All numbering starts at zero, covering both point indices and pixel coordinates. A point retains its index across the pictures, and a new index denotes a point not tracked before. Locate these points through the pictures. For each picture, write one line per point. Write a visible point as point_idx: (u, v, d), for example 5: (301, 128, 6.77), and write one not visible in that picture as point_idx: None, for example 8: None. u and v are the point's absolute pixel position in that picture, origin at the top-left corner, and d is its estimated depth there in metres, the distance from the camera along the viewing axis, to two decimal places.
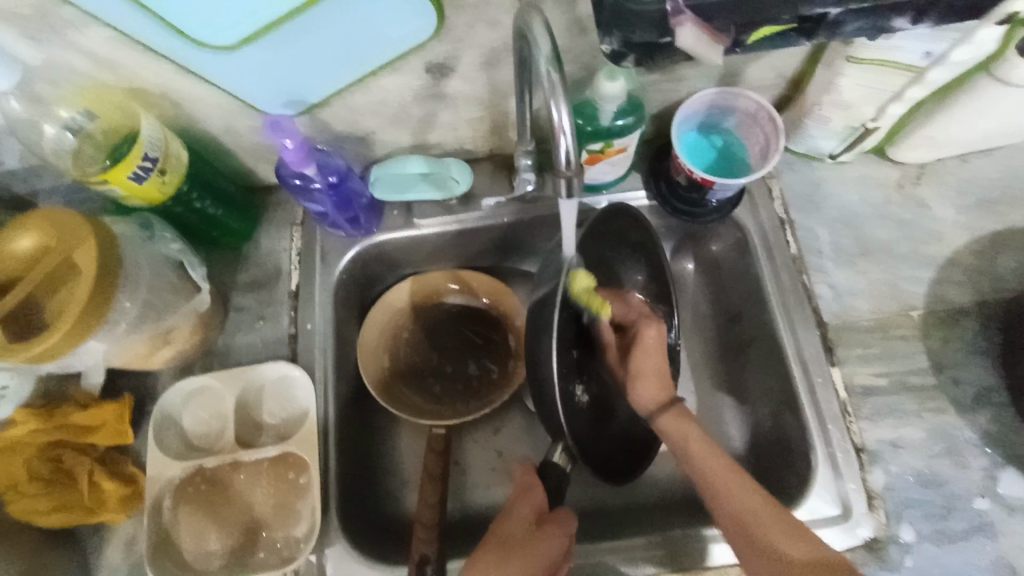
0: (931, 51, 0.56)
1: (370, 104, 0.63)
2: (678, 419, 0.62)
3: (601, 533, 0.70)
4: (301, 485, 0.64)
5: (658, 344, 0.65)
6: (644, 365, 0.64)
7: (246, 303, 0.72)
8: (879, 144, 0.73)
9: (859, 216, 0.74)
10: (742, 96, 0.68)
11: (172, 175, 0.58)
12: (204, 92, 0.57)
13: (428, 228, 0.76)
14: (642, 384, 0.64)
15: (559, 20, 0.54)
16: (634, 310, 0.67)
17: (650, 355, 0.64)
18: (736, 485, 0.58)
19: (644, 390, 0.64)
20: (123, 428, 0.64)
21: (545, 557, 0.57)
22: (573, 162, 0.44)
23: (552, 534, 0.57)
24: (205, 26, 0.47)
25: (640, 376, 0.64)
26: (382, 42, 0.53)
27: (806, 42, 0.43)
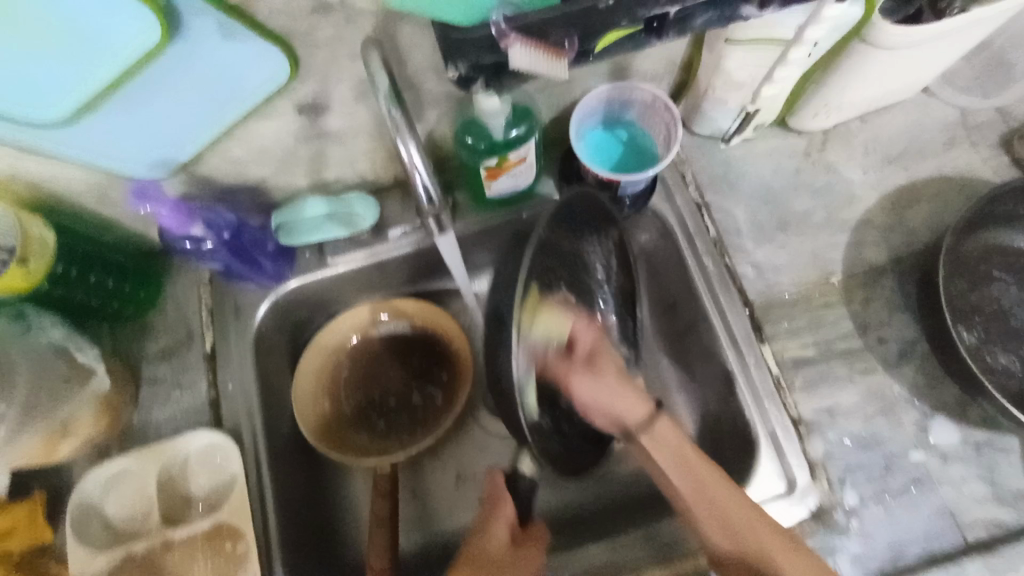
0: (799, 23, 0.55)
1: (251, 153, 0.59)
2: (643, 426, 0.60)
3: (583, 538, 0.69)
4: (239, 556, 0.61)
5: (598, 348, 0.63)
6: (609, 397, 0.61)
7: (158, 374, 0.68)
8: (780, 116, 0.73)
9: (772, 188, 0.74)
10: (635, 89, 0.67)
11: (38, 262, 0.54)
12: (60, 168, 0.53)
13: (344, 265, 0.73)
14: (618, 403, 0.61)
15: (424, 43, 0.51)
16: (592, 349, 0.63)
17: (584, 374, 0.61)
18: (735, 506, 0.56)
19: (622, 404, 0.60)
20: (41, 528, 0.60)
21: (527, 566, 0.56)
22: (435, 196, 0.50)
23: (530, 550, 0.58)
24: (28, 106, 0.43)
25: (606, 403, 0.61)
26: (234, 91, 0.49)
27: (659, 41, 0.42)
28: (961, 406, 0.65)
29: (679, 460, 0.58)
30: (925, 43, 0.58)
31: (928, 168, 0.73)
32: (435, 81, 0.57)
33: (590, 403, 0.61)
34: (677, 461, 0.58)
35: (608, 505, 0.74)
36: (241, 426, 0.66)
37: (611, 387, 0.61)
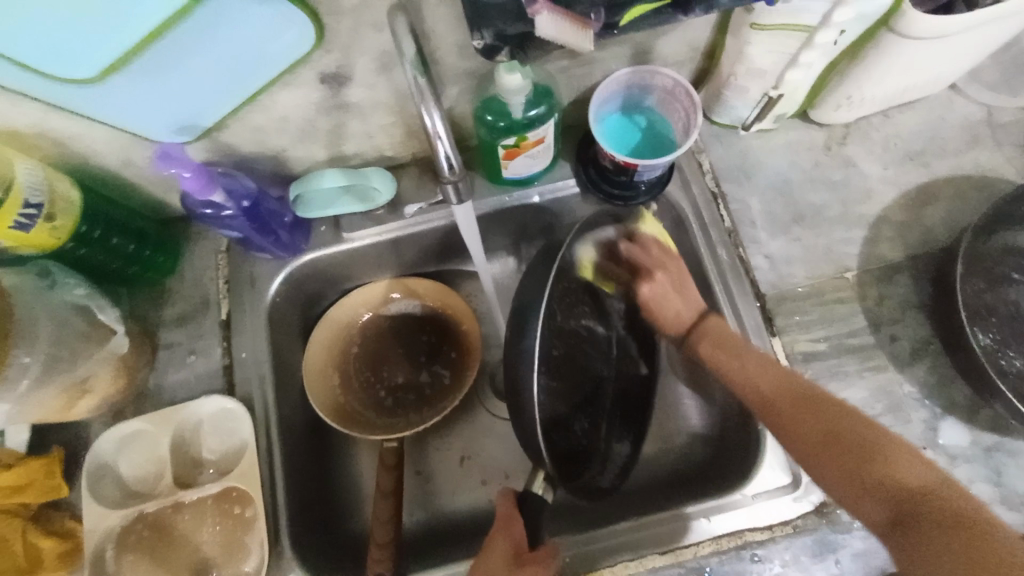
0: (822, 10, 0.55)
1: (272, 123, 0.60)
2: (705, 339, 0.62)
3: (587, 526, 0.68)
4: (247, 519, 0.62)
5: (660, 292, 0.65)
6: (663, 306, 0.65)
7: (174, 339, 0.69)
8: (801, 108, 0.72)
9: (789, 181, 0.73)
10: (657, 74, 0.66)
11: (64, 218, 0.55)
12: (87, 128, 0.54)
13: (359, 241, 0.74)
14: (667, 302, 0.65)
15: (447, 18, 0.52)
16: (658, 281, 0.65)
17: (670, 294, 0.65)
18: (813, 414, 0.53)
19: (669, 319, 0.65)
20: (56, 483, 0.62)
21: None
22: (455, 167, 0.49)
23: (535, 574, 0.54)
24: (62, 62, 0.44)
25: (659, 313, 0.66)
26: (260, 57, 0.50)
27: (685, 18, 0.41)
28: (972, 408, 0.65)
29: (728, 350, 0.60)
30: (956, 33, 0.57)
31: (949, 167, 0.73)
32: (457, 57, 0.57)
33: (654, 296, 0.65)
34: (748, 356, 0.59)
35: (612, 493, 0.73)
36: (252, 394, 0.67)
37: (674, 303, 0.65)
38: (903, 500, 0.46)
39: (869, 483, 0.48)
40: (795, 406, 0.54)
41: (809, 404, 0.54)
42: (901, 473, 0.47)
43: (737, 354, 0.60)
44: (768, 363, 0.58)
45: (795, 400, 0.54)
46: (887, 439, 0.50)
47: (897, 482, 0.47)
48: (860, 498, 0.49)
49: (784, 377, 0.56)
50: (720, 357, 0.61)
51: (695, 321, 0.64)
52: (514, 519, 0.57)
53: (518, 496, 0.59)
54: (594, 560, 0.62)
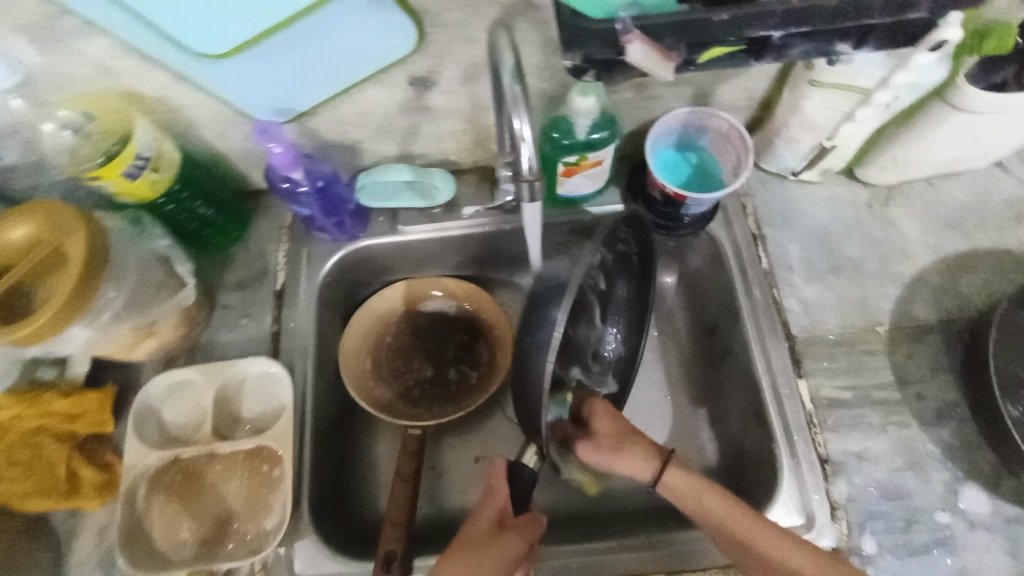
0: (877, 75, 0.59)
1: (357, 116, 0.66)
2: (692, 496, 0.61)
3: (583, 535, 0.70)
4: (274, 478, 0.65)
5: (607, 421, 0.66)
6: (622, 457, 0.64)
7: (231, 301, 0.74)
8: (847, 165, 0.76)
9: (830, 233, 0.76)
10: (714, 116, 0.71)
11: (164, 174, 0.61)
12: (199, 99, 0.60)
13: (413, 235, 0.78)
14: (622, 463, 0.64)
15: (533, 40, 0.57)
16: (602, 418, 0.66)
17: (604, 418, 0.66)
18: (757, 529, 0.56)
19: (631, 468, 0.64)
20: (104, 417, 0.65)
21: (502, 559, 0.55)
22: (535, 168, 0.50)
23: (510, 537, 0.57)
24: (198, 37, 0.49)
25: (614, 464, 0.65)
26: (363, 54, 0.56)
27: (756, 63, 0.44)
28: (996, 477, 0.65)
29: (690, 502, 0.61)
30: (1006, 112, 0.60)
31: (989, 239, 0.74)
32: (535, 77, 0.62)
33: (610, 459, 0.64)
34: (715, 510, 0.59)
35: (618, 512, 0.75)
36: (294, 362, 0.71)
37: (631, 453, 0.64)
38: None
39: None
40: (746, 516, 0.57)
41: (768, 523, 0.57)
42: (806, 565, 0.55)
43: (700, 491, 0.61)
44: (731, 508, 0.58)
45: (731, 517, 0.58)
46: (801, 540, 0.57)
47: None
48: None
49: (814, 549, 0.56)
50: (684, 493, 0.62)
51: (659, 470, 0.63)
52: (498, 488, 0.61)
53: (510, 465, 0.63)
54: (596, 569, 0.63)
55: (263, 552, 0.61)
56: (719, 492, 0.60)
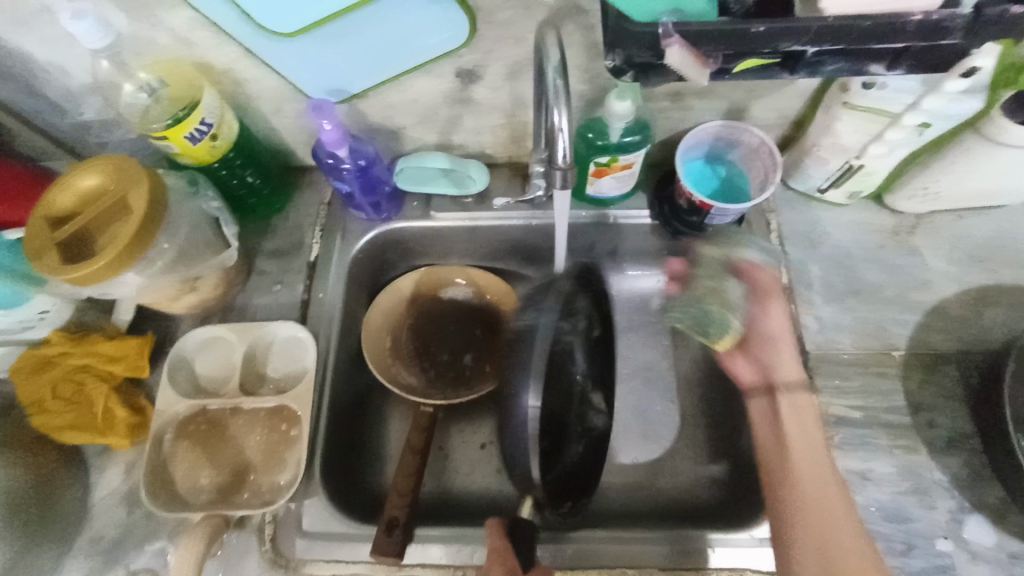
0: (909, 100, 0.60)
1: (403, 102, 0.69)
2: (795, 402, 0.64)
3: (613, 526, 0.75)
4: (291, 437, 0.68)
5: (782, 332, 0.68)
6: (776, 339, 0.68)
7: (267, 268, 0.78)
8: (876, 190, 0.76)
9: (853, 256, 0.76)
10: (746, 131, 0.72)
11: (223, 141, 0.65)
12: (262, 75, 0.64)
13: (443, 221, 0.81)
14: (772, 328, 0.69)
15: (577, 42, 0.60)
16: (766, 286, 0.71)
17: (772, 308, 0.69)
18: (845, 517, 0.57)
19: (783, 365, 0.66)
20: (140, 362, 0.70)
21: None
22: (568, 159, 0.53)
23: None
24: (270, 16, 0.54)
25: (770, 346, 0.68)
26: (417, 45, 0.59)
27: (789, 76, 0.47)
28: (1003, 512, 0.64)
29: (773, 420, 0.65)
30: None
31: (1016, 276, 0.74)
32: (574, 78, 0.65)
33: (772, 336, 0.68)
34: (799, 465, 0.61)
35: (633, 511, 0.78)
36: (320, 331, 0.75)
37: (787, 354, 0.67)
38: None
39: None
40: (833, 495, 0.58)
41: (854, 522, 0.56)
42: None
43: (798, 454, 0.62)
44: (818, 460, 0.60)
45: (826, 497, 0.58)
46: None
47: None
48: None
49: (857, 524, 0.56)
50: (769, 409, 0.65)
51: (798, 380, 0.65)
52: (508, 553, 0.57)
53: (508, 526, 0.59)
54: (592, 557, 0.65)
55: (275, 504, 0.64)
56: (824, 461, 0.60)
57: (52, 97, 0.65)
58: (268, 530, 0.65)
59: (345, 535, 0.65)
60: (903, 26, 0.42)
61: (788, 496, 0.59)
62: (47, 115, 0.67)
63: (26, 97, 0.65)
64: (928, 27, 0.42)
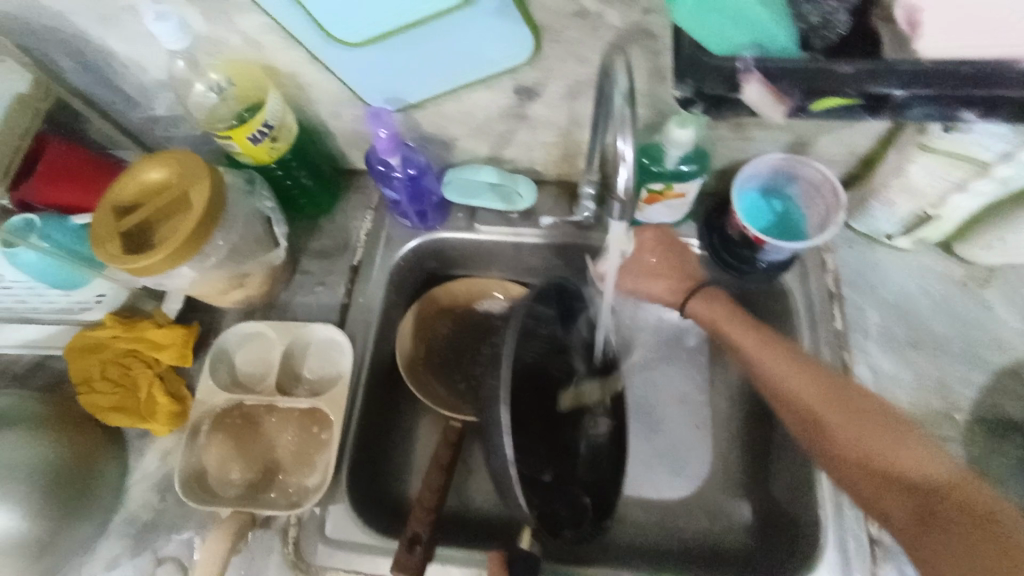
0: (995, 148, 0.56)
1: (459, 114, 0.70)
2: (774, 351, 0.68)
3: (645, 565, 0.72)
4: (321, 440, 0.69)
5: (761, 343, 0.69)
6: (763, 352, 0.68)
7: (311, 268, 0.79)
8: (946, 238, 0.72)
9: (916, 305, 0.72)
10: (807, 165, 0.69)
11: (282, 142, 0.67)
12: (326, 81, 0.65)
13: (486, 234, 0.81)
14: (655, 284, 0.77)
15: (642, 66, 0.59)
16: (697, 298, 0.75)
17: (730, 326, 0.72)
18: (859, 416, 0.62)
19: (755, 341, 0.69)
20: (185, 351, 0.72)
21: None
22: (629, 192, 0.50)
23: None
24: (338, 25, 0.54)
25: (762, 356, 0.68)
26: (480, 60, 0.59)
27: (870, 117, 0.44)
28: None
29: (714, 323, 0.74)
30: None
31: None
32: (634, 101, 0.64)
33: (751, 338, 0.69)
34: (788, 375, 0.66)
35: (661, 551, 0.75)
36: (357, 334, 0.75)
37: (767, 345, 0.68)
38: (932, 490, 0.56)
39: (892, 475, 0.58)
40: (828, 398, 0.63)
41: (888, 435, 0.60)
42: (915, 464, 0.58)
43: (770, 353, 0.68)
44: (808, 368, 0.66)
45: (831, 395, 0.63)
46: (915, 438, 0.60)
47: (931, 477, 0.57)
48: (890, 492, 0.58)
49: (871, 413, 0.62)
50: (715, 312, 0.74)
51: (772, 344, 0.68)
52: None
53: (507, 558, 0.58)
54: None
55: (300, 507, 0.64)
56: (806, 363, 0.66)
57: (128, 91, 0.68)
58: (292, 531, 0.65)
59: (367, 546, 0.65)
60: (1006, 72, 0.39)
61: (790, 399, 0.65)
62: (121, 107, 0.70)
63: (105, 90, 0.68)
64: None
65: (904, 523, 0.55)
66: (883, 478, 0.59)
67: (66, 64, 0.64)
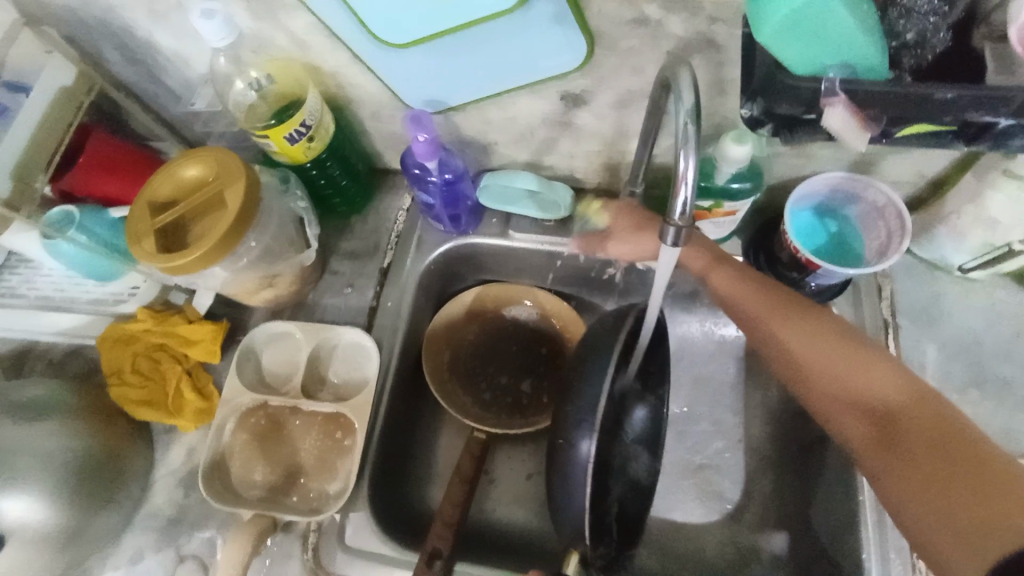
0: None
1: (501, 119, 0.67)
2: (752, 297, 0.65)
3: None
4: (345, 447, 0.68)
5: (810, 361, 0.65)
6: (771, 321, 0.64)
7: (341, 269, 0.78)
8: (1019, 271, 0.66)
9: (980, 342, 0.67)
10: (872, 187, 0.64)
11: (318, 143, 0.65)
12: (367, 82, 0.63)
13: (520, 242, 0.78)
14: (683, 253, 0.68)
15: (701, 78, 0.55)
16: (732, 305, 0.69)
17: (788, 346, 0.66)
18: (826, 345, 0.61)
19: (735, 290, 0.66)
20: (214, 348, 0.71)
21: None
22: (688, 214, 0.45)
23: None
24: (384, 26, 0.52)
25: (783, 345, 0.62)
26: (529, 66, 0.56)
27: (961, 146, 0.40)
28: None
29: (733, 293, 0.67)
30: None
31: None
32: None
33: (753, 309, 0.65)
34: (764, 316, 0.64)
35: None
36: (385, 340, 0.74)
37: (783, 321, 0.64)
38: (890, 413, 0.55)
39: (855, 397, 0.58)
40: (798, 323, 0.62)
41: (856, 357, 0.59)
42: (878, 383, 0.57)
43: (771, 311, 0.64)
44: (788, 308, 0.64)
45: (801, 326, 0.62)
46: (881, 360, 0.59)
47: (891, 398, 0.56)
48: (850, 413, 0.58)
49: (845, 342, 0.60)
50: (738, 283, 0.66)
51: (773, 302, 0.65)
52: None
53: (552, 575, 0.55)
54: None
55: (320, 514, 0.63)
56: (780, 293, 0.65)
57: (169, 84, 0.67)
58: (312, 537, 0.64)
59: (386, 557, 0.64)
60: None
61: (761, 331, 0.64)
62: (160, 100, 0.70)
63: (145, 82, 0.67)
64: None
65: (868, 448, 0.55)
66: (848, 402, 0.58)
67: (111, 55, 0.64)
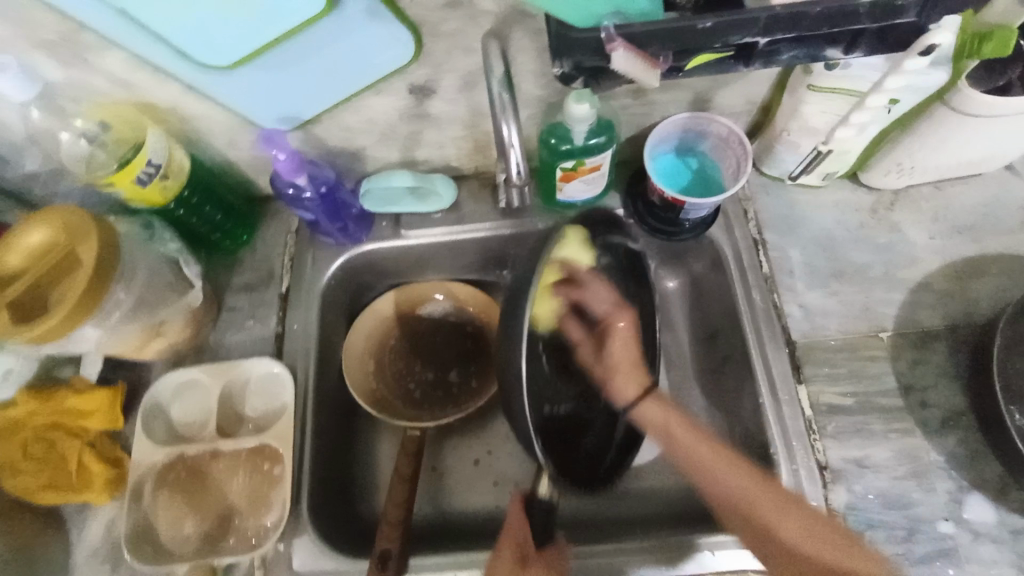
0: (872, 79, 0.58)
1: (358, 122, 0.67)
2: (658, 407, 0.61)
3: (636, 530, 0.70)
4: (275, 477, 0.67)
5: (625, 339, 0.62)
6: (619, 356, 0.61)
7: (238, 303, 0.76)
8: (851, 169, 0.75)
9: (833, 238, 0.75)
10: (713, 121, 0.70)
11: (174, 180, 0.63)
12: (209, 109, 0.62)
13: (415, 239, 0.79)
14: (617, 378, 0.61)
15: (529, 47, 0.59)
16: (596, 304, 0.62)
17: (618, 341, 0.62)
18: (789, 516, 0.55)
19: (620, 383, 0.61)
20: (115, 415, 0.68)
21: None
22: (523, 172, 0.59)
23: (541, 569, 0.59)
24: (205, 49, 0.51)
25: (616, 368, 0.61)
26: (365, 65, 0.57)
27: (743, 69, 0.45)
28: (1004, 487, 0.63)
29: (699, 463, 0.58)
30: (1010, 115, 0.59)
31: (999, 246, 0.73)
32: (531, 84, 0.63)
33: (608, 367, 0.61)
34: (704, 457, 0.58)
35: (644, 516, 0.72)
36: (298, 363, 0.72)
37: (625, 373, 0.61)
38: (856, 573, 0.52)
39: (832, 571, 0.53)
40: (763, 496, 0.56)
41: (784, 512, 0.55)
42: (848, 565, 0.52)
43: (721, 465, 0.58)
44: (748, 485, 0.56)
45: (753, 501, 0.56)
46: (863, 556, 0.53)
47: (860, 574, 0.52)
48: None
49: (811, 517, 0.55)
50: (698, 450, 0.58)
51: (645, 391, 0.61)
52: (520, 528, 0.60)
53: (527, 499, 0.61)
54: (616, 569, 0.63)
55: (263, 548, 0.63)
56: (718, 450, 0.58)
57: None
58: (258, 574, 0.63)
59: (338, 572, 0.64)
60: (855, 9, 0.40)
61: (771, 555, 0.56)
62: None
63: None
64: (880, 7, 0.40)
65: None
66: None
67: None
